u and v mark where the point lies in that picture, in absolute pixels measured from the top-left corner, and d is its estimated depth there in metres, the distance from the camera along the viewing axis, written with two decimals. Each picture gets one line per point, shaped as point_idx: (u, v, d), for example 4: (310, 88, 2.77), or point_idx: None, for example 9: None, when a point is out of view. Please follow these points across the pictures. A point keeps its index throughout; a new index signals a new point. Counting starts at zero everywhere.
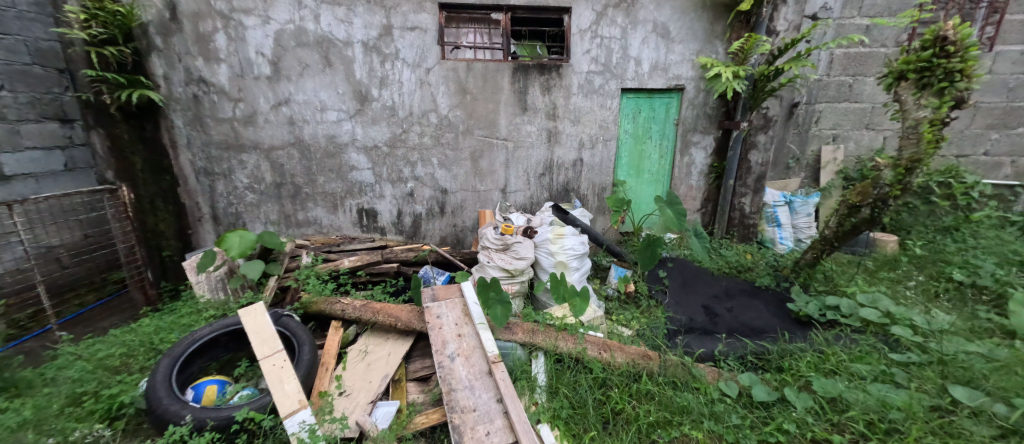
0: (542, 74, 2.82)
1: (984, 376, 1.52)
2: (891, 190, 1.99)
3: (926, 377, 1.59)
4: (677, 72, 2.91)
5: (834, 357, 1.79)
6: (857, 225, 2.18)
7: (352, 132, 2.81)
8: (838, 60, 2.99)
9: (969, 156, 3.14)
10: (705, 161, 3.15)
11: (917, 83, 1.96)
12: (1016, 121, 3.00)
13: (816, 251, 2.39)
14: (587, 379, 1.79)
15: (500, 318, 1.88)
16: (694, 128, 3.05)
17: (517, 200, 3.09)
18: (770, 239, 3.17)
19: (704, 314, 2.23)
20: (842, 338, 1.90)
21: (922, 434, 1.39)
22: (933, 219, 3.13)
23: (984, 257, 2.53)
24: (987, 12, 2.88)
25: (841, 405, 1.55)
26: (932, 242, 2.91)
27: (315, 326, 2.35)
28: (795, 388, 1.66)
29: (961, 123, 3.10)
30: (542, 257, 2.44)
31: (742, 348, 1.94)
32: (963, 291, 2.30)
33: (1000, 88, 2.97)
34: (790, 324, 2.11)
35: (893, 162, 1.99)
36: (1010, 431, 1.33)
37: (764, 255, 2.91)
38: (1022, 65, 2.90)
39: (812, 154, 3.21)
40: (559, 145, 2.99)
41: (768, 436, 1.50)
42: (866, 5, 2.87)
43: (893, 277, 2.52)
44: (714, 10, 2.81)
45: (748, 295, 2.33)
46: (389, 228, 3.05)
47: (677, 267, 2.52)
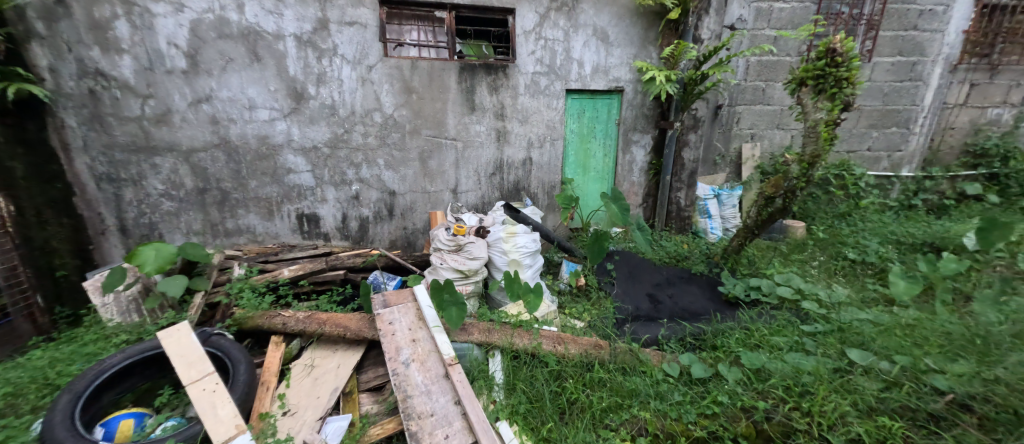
0: (489, 74, 2.84)
1: (872, 338, 1.79)
2: (798, 182, 2.26)
3: (829, 343, 1.83)
4: (616, 74, 3.07)
5: (758, 332, 2.00)
6: (773, 214, 2.45)
7: (287, 132, 2.62)
8: (753, 67, 3.32)
9: (857, 152, 3.67)
10: (644, 159, 3.37)
11: (814, 89, 2.24)
12: (888, 121, 3.57)
13: (741, 238, 2.65)
14: (543, 373, 1.84)
15: (455, 319, 1.87)
16: (633, 128, 3.24)
17: (469, 200, 3.07)
18: (702, 229, 3.44)
19: (648, 302, 2.39)
20: (764, 315, 2.13)
21: (828, 392, 1.58)
22: (831, 206, 3.58)
23: (870, 238, 2.98)
24: (866, 29, 3.36)
25: (764, 374, 1.73)
26: (831, 226, 3.36)
27: (252, 343, 2.17)
28: (726, 363, 1.82)
29: (850, 123, 3.59)
30: (494, 256, 2.46)
31: (683, 331, 2.11)
32: (855, 268, 2.70)
33: (877, 93, 3.50)
34: (721, 305, 2.33)
35: (798, 158, 2.28)
36: (891, 382, 1.57)
37: (698, 244, 3.14)
38: (892, 74, 3.45)
39: (735, 151, 3.53)
40: (508, 144, 3.02)
41: (705, 409, 1.62)
42: (774, 18, 3.22)
43: (802, 259, 2.87)
44: (647, 18, 3.00)
45: (685, 281, 2.53)
46: (333, 233, 2.89)
47: (623, 260, 2.68)
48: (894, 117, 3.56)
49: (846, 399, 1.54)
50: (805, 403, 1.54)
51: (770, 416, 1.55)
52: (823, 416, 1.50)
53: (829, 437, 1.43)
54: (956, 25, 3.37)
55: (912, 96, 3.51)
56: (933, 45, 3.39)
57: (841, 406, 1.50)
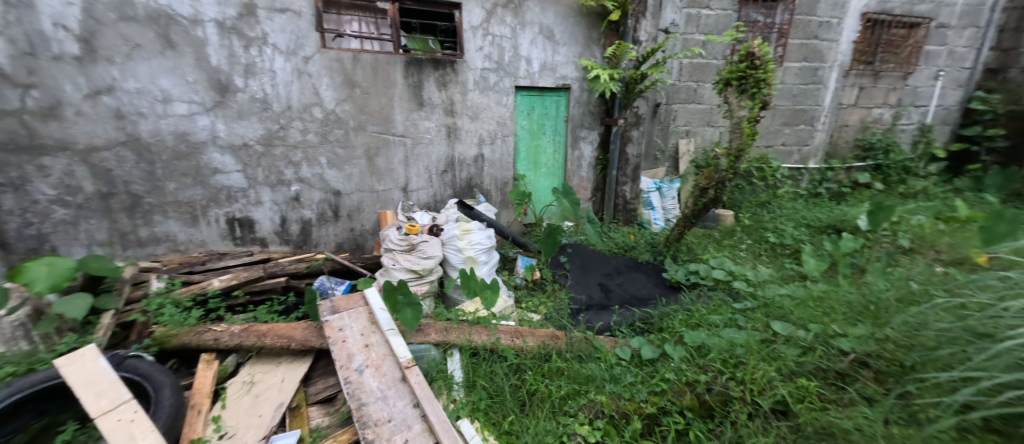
0: (436, 69, 2.78)
1: (790, 310, 2.02)
2: (727, 174, 2.48)
3: (756, 317, 2.02)
4: (563, 73, 3.16)
5: (698, 312, 2.17)
6: (707, 204, 2.67)
7: (211, 128, 2.37)
8: (686, 69, 3.58)
9: (774, 147, 4.10)
10: (591, 154, 3.51)
11: (739, 89, 2.46)
12: (797, 120, 4.05)
13: (680, 227, 2.86)
14: (502, 367, 1.86)
15: (410, 321, 1.82)
16: (581, 125, 3.36)
17: (420, 199, 2.99)
18: (646, 220, 3.63)
19: (600, 290, 2.51)
20: (701, 296, 2.33)
21: (756, 361, 1.74)
22: (754, 195, 3.98)
23: (787, 223, 3.37)
24: (777, 36, 3.77)
25: (704, 350, 1.87)
26: (754, 213, 3.74)
27: (178, 362, 1.96)
28: (672, 343, 1.94)
29: (767, 121, 4.01)
30: (449, 254, 2.43)
31: (632, 316, 2.23)
32: (775, 250, 3.03)
33: (788, 95, 3.94)
34: (665, 290, 2.50)
35: (727, 152, 2.49)
36: (807, 348, 1.77)
37: (643, 234, 3.33)
38: (799, 78, 3.90)
39: (672, 147, 3.80)
40: (459, 141, 2.98)
41: (655, 386, 1.72)
42: (702, 23, 3.49)
43: (731, 244, 3.17)
44: (589, 19, 3.12)
45: (633, 270, 2.68)
46: (271, 238, 2.67)
47: (575, 252, 2.77)
48: (802, 116, 4.04)
49: (773, 366, 1.71)
50: (739, 372, 1.68)
51: (710, 387, 1.67)
52: (753, 382, 1.64)
53: (758, 401, 1.57)
54: (847, 37, 3.89)
55: (816, 98, 4.01)
56: (831, 53, 3.89)
57: (768, 373, 1.66)
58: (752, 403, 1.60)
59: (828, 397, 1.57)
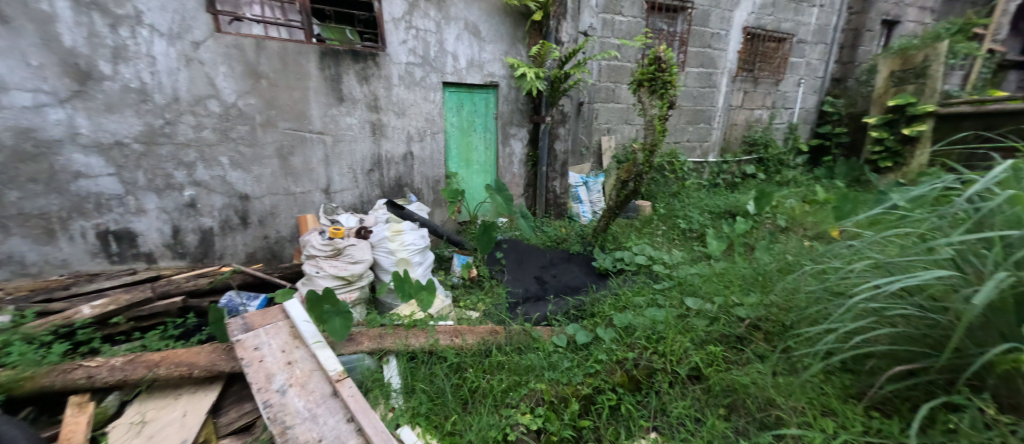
0: (356, 62, 2.60)
1: (698, 286, 2.18)
2: (643, 168, 2.70)
3: (672, 296, 2.12)
4: (490, 70, 3.18)
5: (623, 295, 2.26)
6: (627, 195, 2.88)
7: (68, 123, 1.94)
8: (604, 70, 3.81)
9: (680, 143, 4.57)
10: (522, 151, 3.58)
11: (650, 89, 2.68)
12: (698, 119, 4.56)
13: (606, 218, 3.05)
14: (442, 368, 1.80)
15: (339, 331, 1.69)
16: (510, 122, 3.40)
17: (345, 200, 2.78)
18: (576, 213, 3.83)
19: (536, 283, 2.57)
20: (627, 280, 2.49)
21: (675, 334, 1.77)
22: (666, 186, 4.40)
23: (694, 210, 3.78)
24: (679, 44, 4.19)
25: (630, 330, 1.85)
26: (668, 202, 4.14)
27: (35, 411, 1.58)
28: (602, 327, 1.93)
29: (674, 119, 4.45)
30: (380, 257, 2.30)
31: (567, 304, 2.30)
32: (686, 235, 3.38)
33: (689, 96, 4.42)
34: (595, 277, 2.64)
35: (643, 147, 2.70)
36: (714, 317, 1.86)
37: (574, 226, 3.48)
38: (697, 82, 4.39)
39: (596, 143, 4.02)
40: (385, 138, 2.83)
41: (590, 368, 1.70)
42: (616, 28, 3.75)
43: (650, 231, 3.47)
44: (513, 17, 3.17)
45: (566, 261, 2.79)
46: (160, 252, 2.28)
47: (511, 248, 2.81)
48: (701, 116, 4.56)
49: (689, 338, 1.75)
50: (660, 346, 1.70)
51: (637, 363, 1.68)
52: (673, 353, 1.67)
53: (679, 370, 1.61)
54: (733, 47, 4.47)
55: (711, 100, 4.56)
56: (721, 60, 4.44)
57: (684, 344, 1.70)
58: (673, 373, 1.64)
59: (731, 359, 1.67)
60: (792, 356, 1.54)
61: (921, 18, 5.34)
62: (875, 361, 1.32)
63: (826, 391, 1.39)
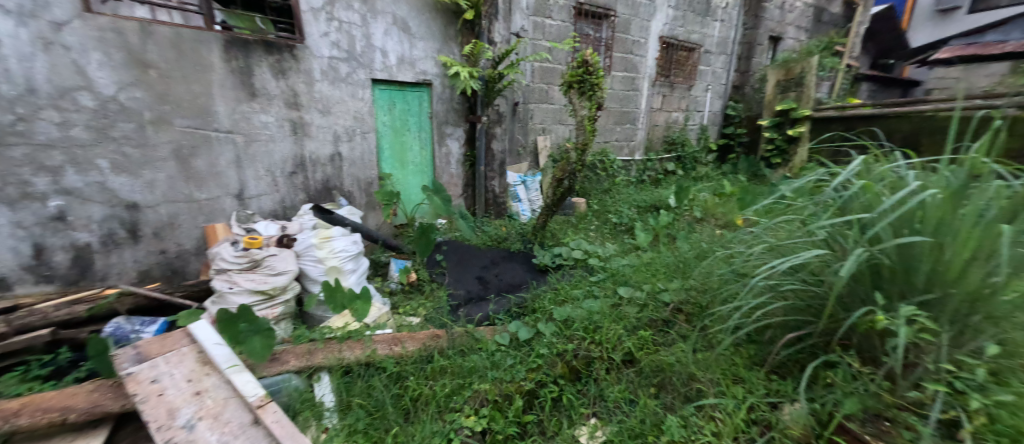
0: (270, 54, 2.36)
1: (629, 275, 2.30)
2: (576, 166, 2.81)
3: (607, 287, 2.21)
4: (423, 68, 3.09)
5: (562, 289, 2.30)
6: (564, 192, 2.97)
7: None
8: (537, 72, 3.89)
9: (610, 142, 4.84)
10: (459, 151, 3.53)
11: (579, 91, 2.79)
12: (624, 120, 4.86)
13: (544, 216, 3.11)
14: (381, 380, 1.70)
15: (259, 351, 1.53)
16: (446, 121, 3.34)
17: (263, 206, 2.51)
18: (516, 211, 3.86)
19: (478, 283, 2.55)
20: (565, 275, 2.55)
21: (610, 322, 1.83)
22: (599, 184, 4.62)
23: (625, 205, 4.02)
24: (605, 49, 4.43)
25: (568, 323, 1.88)
26: (601, 198, 4.36)
27: None
28: (544, 322, 1.94)
29: (604, 120, 4.69)
30: (307, 267, 2.11)
31: (508, 303, 2.28)
32: (617, 228, 3.59)
33: (616, 99, 4.69)
34: (536, 274, 2.69)
35: (575, 147, 2.80)
36: (643, 303, 1.96)
37: (514, 225, 3.52)
38: (623, 85, 4.68)
39: (532, 143, 4.09)
40: (308, 137, 2.62)
41: (533, 363, 1.69)
42: (546, 31, 3.85)
43: (586, 226, 3.63)
44: (445, 15, 3.12)
45: (507, 259, 2.80)
46: (15, 278, 1.78)
47: (451, 249, 2.75)
48: (627, 117, 4.88)
49: (622, 325, 1.81)
50: (595, 335, 1.75)
51: (576, 353, 1.71)
52: (608, 340, 1.71)
53: (613, 355, 1.66)
54: (652, 55, 4.83)
55: (635, 102, 4.89)
56: (642, 66, 4.78)
57: (617, 331, 1.75)
58: (608, 359, 1.69)
59: (659, 341, 1.74)
60: (705, 336, 1.62)
61: (798, 36, 6.24)
62: (772, 331, 1.45)
63: (736, 362, 1.48)
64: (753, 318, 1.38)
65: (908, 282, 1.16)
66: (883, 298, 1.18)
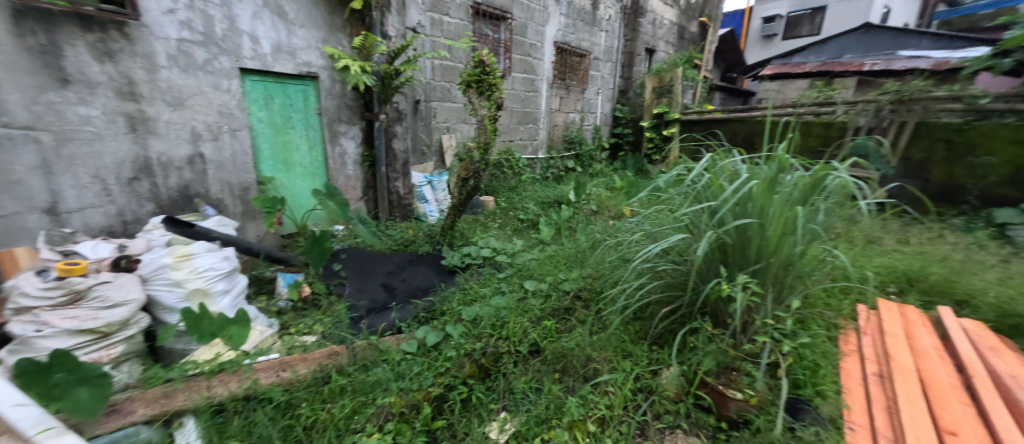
0: (88, 30, 1.85)
1: (534, 268, 2.40)
2: (480, 165, 2.82)
3: (514, 282, 2.27)
4: (305, 58, 2.80)
5: (471, 288, 2.28)
6: (470, 192, 2.96)
7: None
8: (438, 70, 3.82)
9: (514, 141, 4.99)
10: (356, 151, 3.29)
11: (478, 90, 2.80)
12: (526, 119, 5.05)
13: (452, 216, 3.06)
14: (266, 412, 1.49)
15: (87, 406, 1.24)
16: (337, 118, 3.09)
17: (91, 222, 1.97)
18: (423, 213, 3.73)
19: (383, 291, 2.40)
20: (474, 274, 2.54)
21: (516, 316, 1.87)
22: (506, 182, 4.73)
23: (530, 202, 4.18)
24: (505, 50, 4.54)
25: (476, 321, 1.88)
26: (508, 196, 4.47)
27: None
28: (452, 323, 1.90)
29: (507, 120, 4.80)
30: (159, 294, 1.74)
31: (416, 308, 2.18)
32: (524, 224, 3.72)
33: (517, 99, 4.84)
34: (445, 275, 2.63)
35: (477, 146, 2.82)
36: (547, 294, 2.06)
37: (421, 227, 3.40)
38: (523, 86, 4.86)
39: (437, 142, 4.00)
40: (155, 136, 2.14)
41: (441, 367, 1.65)
42: (444, 28, 3.78)
43: (495, 224, 3.68)
44: (329, 2, 2.86)
45: (415, 263, 2.69)
46: None
47: (351, 256, 2.55)
48: (529, 117, 5.07)
49: (527, 317, 1.87)
50: (502, 330, 1.78)
51: (484, 351, 1.70)
52: (516, 333, 1.76)
53: (520, 348, 1.70)
54: (549, 58, 5.10)
55: (535, 103, 5.11)
56: (540, 68, 5.02)
57: (523, 324, 1.80)
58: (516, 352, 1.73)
59: (562, 328, 1.84)
60: (597, 319, 1.78)
61: (667, 49, 7.18)
62: (652, 308, 1.65)
63: (625, 338, 1.64)
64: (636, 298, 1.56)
65: (744, 256, 1.42)
66: (726, 270, 1.44)
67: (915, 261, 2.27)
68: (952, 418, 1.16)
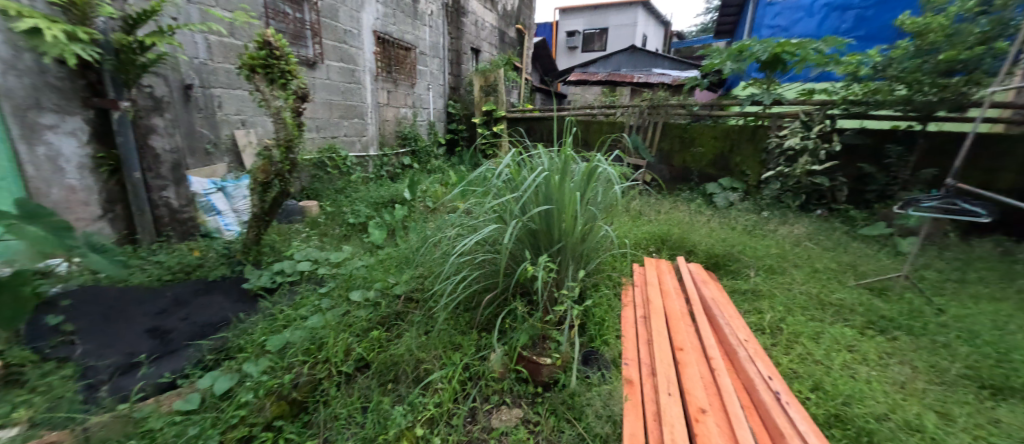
0: None
1: (362, 275, 2.20)
2: (283, 166, 2.40)
3: (338, 296, 2.03)
4: None
5: (282, 313, 1.92)
6: (276, 198, 2.50)
7: None
8: (215, 47, 3.01)
9: (337, 137, 4.48)
10: (81, 151, 2.34)
11: (267, 77, 2.37)
12: (350, 113, 4.60)
13: (255, 228, 2.52)
14: None
15: None
16: (36, 106, 2.13)
17: None
18: (214, 228, 2.97)
19: (150, 337, 1.82)
20: (288, 294, 2.16)
21: (339, 334, 1.69)
22: (331, 183, 4.21)
23: (360, 203, 3.82)
24: (312, 34, 3.97)
25: (286, 350, 1.62)
26: (334, 199, 3.99)
27: None
28: (253, 360, 1.58)
29: (326, 114, 4.28)
30: None
31: (202, 351, 1.72)
32: (354, 228, 3.37)
33: (336, 91, 4.36)
34: (247, 302, 2.15)
35: (276, 143, 2.39)
36: (376, 303, 1.92)
37: (211, 245, 2.70)
38: (341, 76, 4.39)
39: (228, 138, 3.21)
40: None
41: (235, 418, 1.34)
42: None
43: (319, 232, 3.22)
44: None
45: (201, 295, 2.17)
46: None
47: (82, 302, 1.84)
48: (353, 111, 4.64)
49: (350, 333, 1.71)
50: (320, 353, 1.58)
51: (296, 383, 1.47)
52: (336, 353, 1.58)
53: (342, 369, 1.53)
54: (368, 48, 4.74)
55: (359, 96, 4.70)
56: (360, 58, 4.63)
57: (345, 340, 1.63)
58: (339, 374, 1.56)
59: (390, 336, 1.74)
60: (427, 318, 1.77)
61: (491, 50, 7.64)
62: (478, 297, 1.77)
63: (454, 332, 1.68)
64: (460, 290, 1.64)
65: (547, 238, 1.63)
66: (529, 253, 1.64)
67: (666, 226, 3.06)
68: (681, 339, 1.60)
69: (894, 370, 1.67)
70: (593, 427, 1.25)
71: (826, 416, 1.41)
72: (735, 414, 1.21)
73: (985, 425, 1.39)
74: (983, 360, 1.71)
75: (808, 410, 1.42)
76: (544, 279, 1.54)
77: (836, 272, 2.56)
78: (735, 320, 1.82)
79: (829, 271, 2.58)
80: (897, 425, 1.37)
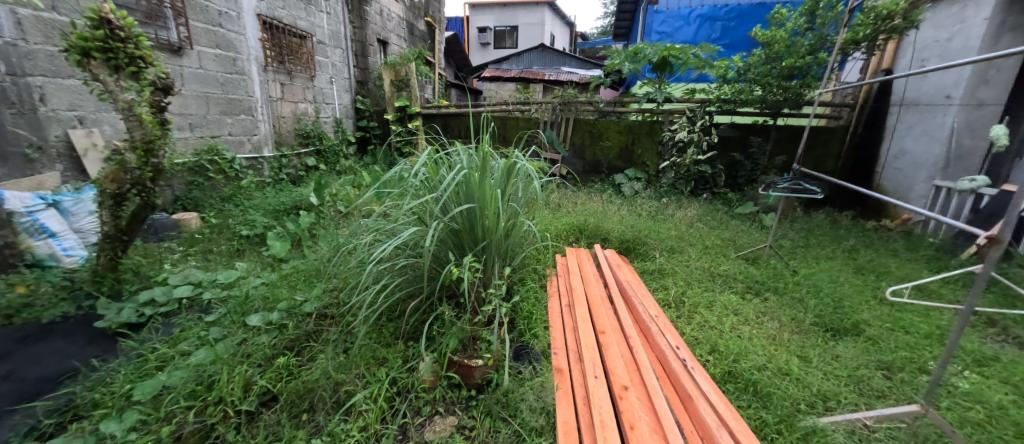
0: None
1: (261, 295, 1.92)
2: (142, 173, 1.98)
3: (231, 322, 1.74)
4: None
5: (155, 352, 1.58)
6: (137, 213, 2.08)
7: None
8: (28, 23, 2.35)
9: (220, 136, 3.86)
10: None
11: (108, 64, 1.88)
12: (234, 109, 3.99)
13: (109, 251, 2.08)
14: None
15: None
16: None
17: None
18: (47, 255, 2.28)
19: None
20: (164, 327, 1.79)
21: (234, 368, 1.45)
22: (215, 191, 3.62)
23: (256, 212, 3.34)
24: (173, 13, 3.32)
25: (163, 397, 1.34)
26: (221, 209, 3.43)
27: None
28: (115, 415, 1.27)
29: (201, 110, 3.65)
30: None
31: (36, 415, 1.33)
32: (250, 241, 2.94)
33: (213, 82, 3.74)
34: (104, 344, 1.74)
35: (130, 145, 1.95)
36: (280, 325, 1.69)
37: (44, 276, 2.12)
38: (217, 64, 3.76)
39: (61, 140, 2.56)
40: None
41: None
42: None
43: (202, 249, 2.74)
44: None
45: (31, 344, 1.71)
46: None
47: None
48: (238, 106, 4.04)
49: (249, 365, 1.48)
50: (212, 393, 1.34)
51: (179, 435, 1.22)
52: (232, 391, 1.36)
53: (241, 408, 1.32)
54: (251, 33, 4.14)
55: (244, 88, 4.10)
56: (242, 45, 4.02)
57: (243, 374, 1.41)
58: (237, 414, 1.34)
59: (301, 361, 1.55)
60: (346, 335, 1.62)
61: (399, 43, 7.27)
62: (402, 305, 1.67)
63: (377, 346, 1.56)
64: (381, 301, 1.53)
65: (471, 238, 1.60)
66: (452, 255, 1.59)
67: (582, 217, 3.23)
68: (602, 322, 1.70)
69: (768, 326, 1.99)
70: (527, 422, 1.27)
71: (723, 374, 1.62)
72: (652, 386, 1.32)
73: (831, 361, 1.73)
74: (826, 308, 2.13)
75: (708, 371, 1.62)
76: (470, 280, 1.50)
77: (721, 247, 2.97)
78: (647, 300, 1.99)
79: (716, 246, 2.98)
80: (773, 371, 1.64)
